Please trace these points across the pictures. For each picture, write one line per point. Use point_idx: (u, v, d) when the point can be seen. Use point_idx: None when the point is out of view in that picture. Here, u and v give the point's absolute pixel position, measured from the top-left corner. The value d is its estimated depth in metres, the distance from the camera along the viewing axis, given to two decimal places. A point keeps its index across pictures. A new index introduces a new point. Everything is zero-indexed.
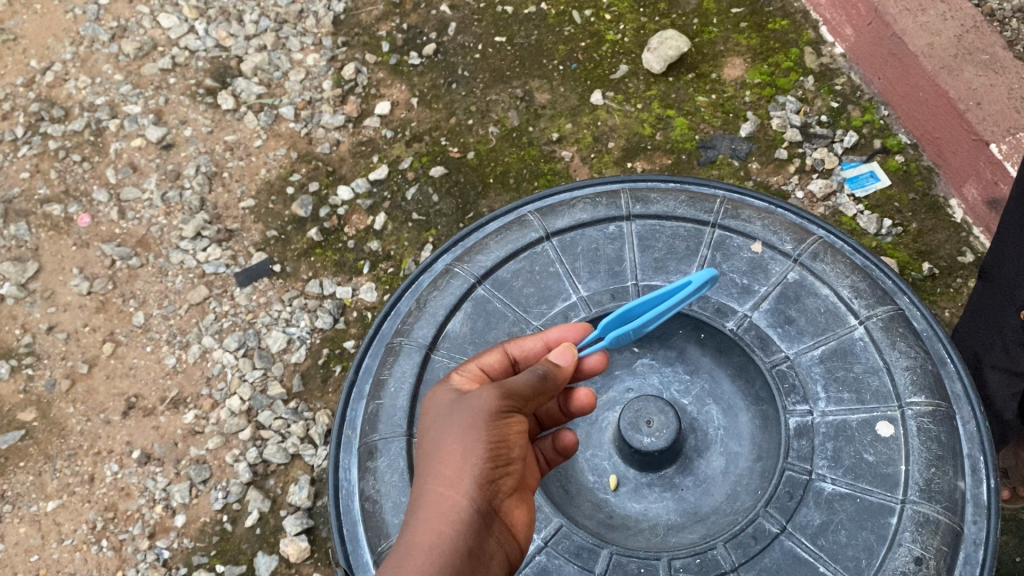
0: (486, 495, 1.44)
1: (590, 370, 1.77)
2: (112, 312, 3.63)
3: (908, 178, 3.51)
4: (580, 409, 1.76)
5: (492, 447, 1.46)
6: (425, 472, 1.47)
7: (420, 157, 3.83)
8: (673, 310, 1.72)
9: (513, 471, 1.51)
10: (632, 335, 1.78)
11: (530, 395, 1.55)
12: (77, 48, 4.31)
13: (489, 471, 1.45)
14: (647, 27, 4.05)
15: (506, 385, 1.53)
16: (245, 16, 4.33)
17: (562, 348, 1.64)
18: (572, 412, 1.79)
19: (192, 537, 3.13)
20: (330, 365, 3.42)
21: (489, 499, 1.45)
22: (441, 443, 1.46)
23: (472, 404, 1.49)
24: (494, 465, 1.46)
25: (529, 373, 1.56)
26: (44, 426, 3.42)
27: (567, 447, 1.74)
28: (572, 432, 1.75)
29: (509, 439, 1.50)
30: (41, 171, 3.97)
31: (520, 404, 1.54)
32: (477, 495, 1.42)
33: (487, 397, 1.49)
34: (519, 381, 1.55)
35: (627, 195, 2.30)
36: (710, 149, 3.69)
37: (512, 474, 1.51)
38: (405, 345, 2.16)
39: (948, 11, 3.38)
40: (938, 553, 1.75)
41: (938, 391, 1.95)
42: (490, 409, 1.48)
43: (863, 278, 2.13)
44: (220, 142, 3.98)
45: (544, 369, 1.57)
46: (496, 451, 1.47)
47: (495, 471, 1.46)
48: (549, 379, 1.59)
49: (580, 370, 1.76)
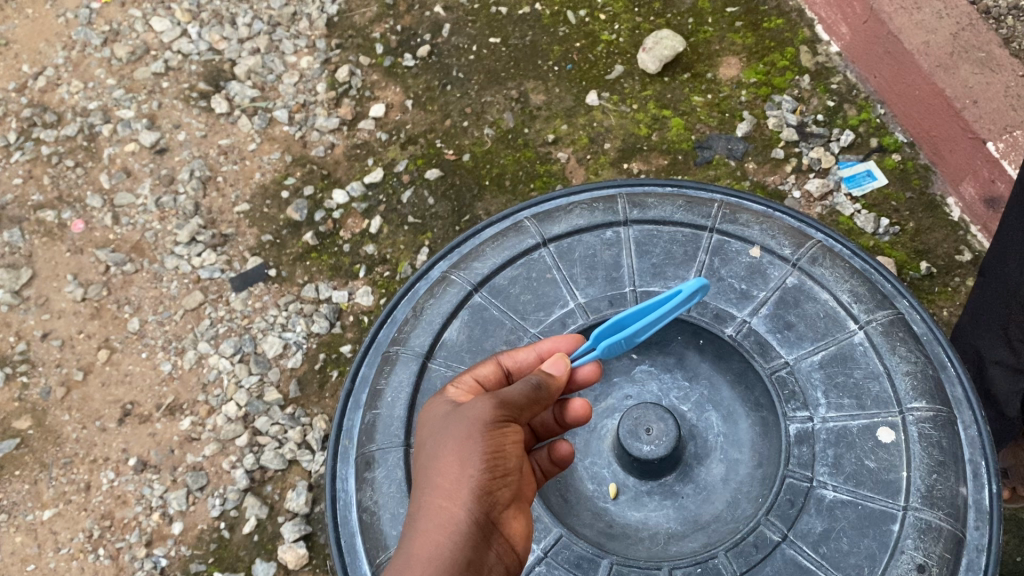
0: (485, 505, 1.42)
1: (583, 380, 1.77)
2: (106, 318, 3.60)
3: (905, 177, 3.50)
4: (576, 419, 1.75)
5: (490, 457, 1.44)
6: (423, 485, 1.44)
7: (416, 160, 3.81)
8: (664, 318, 1.71)
9: (510, 482, 1.49)
10: (625, 345, 1.76)
11: (526, 403, 1.54)
12: (69, 52, 4.27)
13: (488, 481, 1.43)
14: (642, 26, 4.03)
15: (502, 395, 1.52)
16: (238, 19, 4.30)
17: (554, 358, 1.64)
18: (567, 422, 1.77)
19: (189, 545, 3.11)
20: (326, 370, 3.40)
21: (487, 509, 1.42)
22: (438, 454, 1.45)
23: (468, 415, 1.48)
24: (492, 475, 1.44)
25: (523, 383, 1.55)
26: (39, 434, 3.39)
27: (563, 458, 1.72)
28: (568, 442, 1.74)
29: (505, 449, 1.48)
30: (34, 177, 3.94)
31: (516, 414, 1.53)
32: (475, 506, 1.40)
33: (483, 408, 1.48)
34: (514, 391, 1.53)
35: (624, 200, 2.29)
36: (706, 149, 3.67)
37: (510, 484, 1.48)
38: (401, 354, 2.14)
39: (944, 8, 3.36)
40: (941, 560, 1.74)
41: (939, 396, 1.93)
42: (486, 420, 1.47)
43: (862, 282, 2.11)
44: (214, 146, 3.96)
45: (537, 378, 1.56)
46: (493, 461, 1.44)
47: (492, 481, 1.43)
48: (543, 388, 1.57)
49: (574, 380, 1.75)
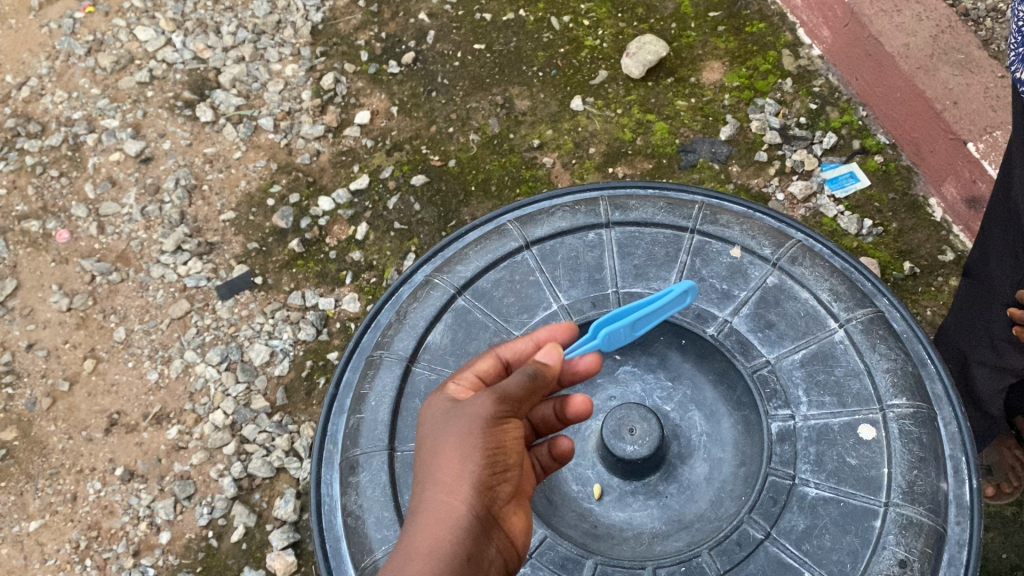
0: (484, 500, 1.41)
1: (584, 370, 1.69)
2: (92, 328, 3.58)
3: (887, 178, 3.53)
4: (577, 415, 1.68)
5: (489, 453, 1.42)
6: (424, 480, 1.44)
7: (401, 166, 3.81)
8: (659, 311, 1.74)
9: (510, 476, 1.47)
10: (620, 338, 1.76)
11: (525, 398, 1.50)
12: (52, 62, 4.26)
13: (487, 477, 1.42)
14: (625, 32, 4.07)
15: (500, 389, 1.48)
16: (222, 28, 4.30)
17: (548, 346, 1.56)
18: (569, 418, 1.71)
19: (177, 554, 3.09)
20: (314, 377, 3.38)
21: (487, 504, 1.41)
22: (439, 450, 1.44)
23: (464, 412, 1.46)
24: (491, 471, 1.43)
25: (519, 374, 1.50)
26: (24, 445, 3.36)
27: (563, 454, 1.69)
28: (569, 438, 1.69)
29: (504, 445, 1.46)
30: (18, 188, 3.92)
31: (515, 409, 1.49)
32: (476, 500, 1.39)
33: (483, 403, 1.45)
34: (511, 384, 1.49)
35: (606, 202, 2.30)
36: (690, 153, 3.69)
37: (510, 480, 1.48)
38: (385, 358, 2.14)
39: (923, 11, 3.40)
40: (922, 555, 1.75)
41: (919, 392, 1.95)
42: (487, 415, 1.44)
43: (842, 280, 2.13)
44: (199, 155, 3.95)
45: (533, 368, 1.49)
46: (492, 456, 1.43)
47: (492, 478, 1.42)
48: (540, 378, 1.51)
49: (572, 371, 1.68)
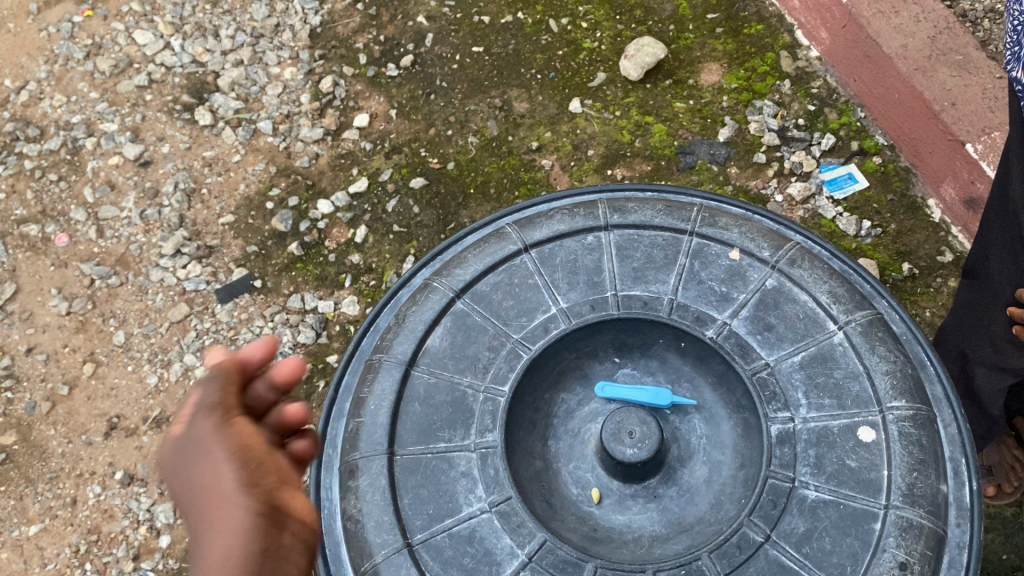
0: (262, 496, 1.22)
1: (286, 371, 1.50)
2: (91, 332, 3.58)
3: (886, 179, 3.54)
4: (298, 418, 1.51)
5: (233, 454, 1.25)
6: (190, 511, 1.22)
7: (400, 169, 3.81)
8: None
9: (284, 471, 1.30)
10: None
11: (221, 401, 1.35)
12: (51, 66, 4.27)
13: (252, 475, 1.23)
14: (623, 34, 4.07)
15: (199, 404, 1.33)
16: (221, 31, 4.31)
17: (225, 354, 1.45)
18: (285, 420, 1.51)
19: (177, 558, 3.08)
20: (313, 381, 3.38)
21: (269, 498, 1.22)
22: (192, 473, 1.24)
23: (183, 434, 1.28)
24: (246, 468, 1.24)
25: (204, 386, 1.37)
26: (24, 449, 3.36)
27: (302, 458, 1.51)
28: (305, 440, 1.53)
29: (246, 446, 1.28)
30: (17, 192, 3.92)
31: (224, 409, 1.33)
32: (251, 498, 1.20)
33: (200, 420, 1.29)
34: (201, 396, 1.35)
35: (605, 205, 2.31)
36: (689, 155, 3.69)
37: (286, 475, 1.29)
38: (384, 361, 2.14)
39: (921, 12, 3.41)
40: (922, 557, 1.76)
41: (918, 394, 1.96)
42: (208, 426, 1.28)
43: (841, 282, 2.14)
44: (198, 158, 3.95)
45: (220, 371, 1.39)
46: (232, 458, 1.25)
47: (258, 474, 1.24)
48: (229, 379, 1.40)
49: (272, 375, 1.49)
